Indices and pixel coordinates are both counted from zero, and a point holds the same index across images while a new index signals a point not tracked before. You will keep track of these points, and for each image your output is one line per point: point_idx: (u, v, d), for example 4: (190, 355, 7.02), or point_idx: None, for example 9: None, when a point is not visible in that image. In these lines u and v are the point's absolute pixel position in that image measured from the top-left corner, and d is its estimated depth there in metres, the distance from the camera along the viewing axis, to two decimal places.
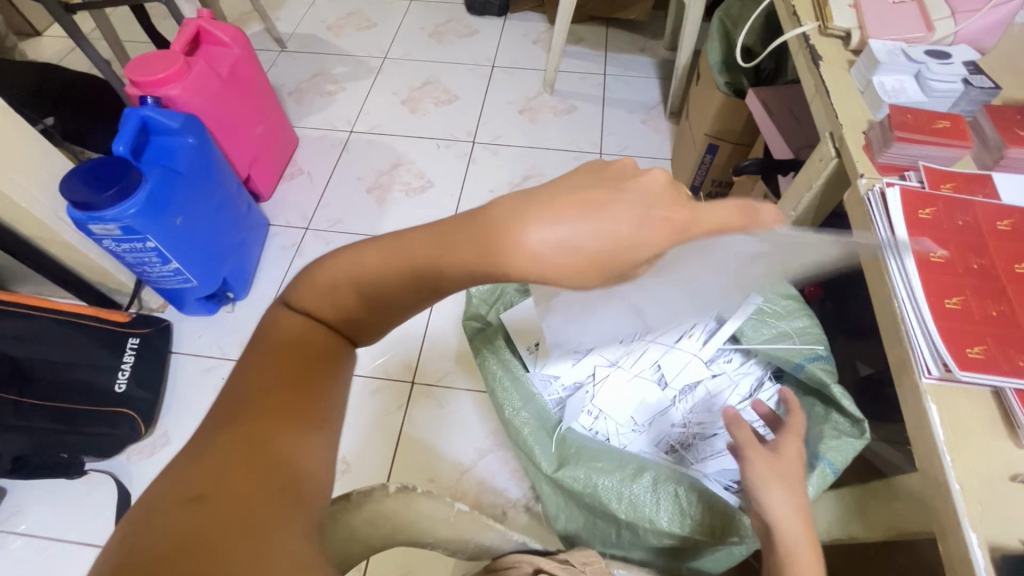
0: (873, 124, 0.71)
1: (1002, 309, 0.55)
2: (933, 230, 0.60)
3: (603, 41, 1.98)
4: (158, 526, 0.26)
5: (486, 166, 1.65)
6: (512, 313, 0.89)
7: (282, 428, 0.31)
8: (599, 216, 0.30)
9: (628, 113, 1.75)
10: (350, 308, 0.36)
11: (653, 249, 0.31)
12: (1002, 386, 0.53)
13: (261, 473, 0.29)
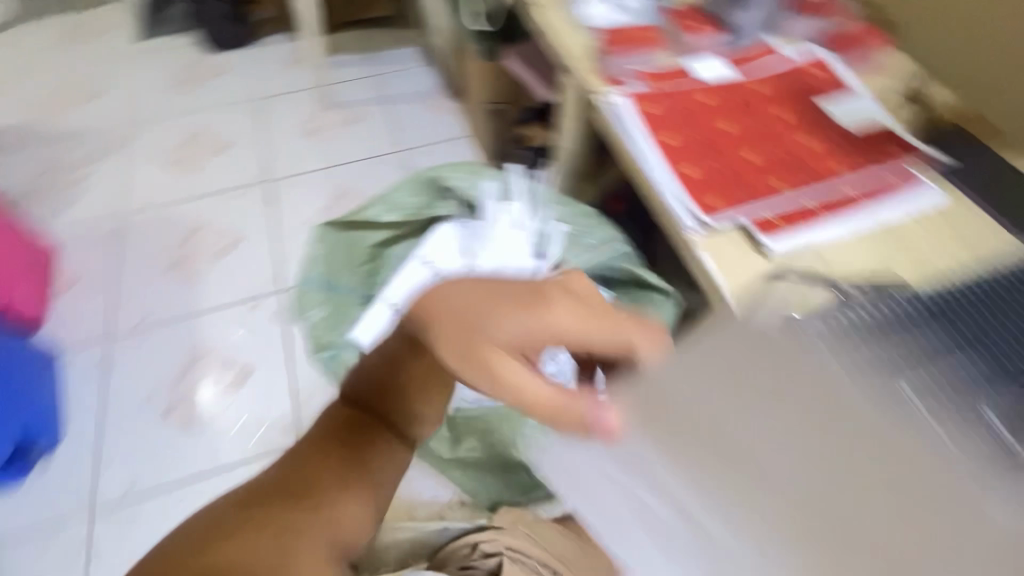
0: (590, 50, 0.82)
1: (722, 161, 0.67)
2: (655, 119, 0.72)
3: (365, 43, 1.95)
4: (231, 515, 0.42)
5: (292, 200, 1.56)
6: (338, 274, 0.85)
7: (329, 478, 0.45)
8: (513, 303, 0.43)
9: (415, 105, 1.77)
10: (380, 390, 0.49)
11: (497, 322, 0.41)
12: (742, 219, 0.61)
13: (303, 511, 0.43)
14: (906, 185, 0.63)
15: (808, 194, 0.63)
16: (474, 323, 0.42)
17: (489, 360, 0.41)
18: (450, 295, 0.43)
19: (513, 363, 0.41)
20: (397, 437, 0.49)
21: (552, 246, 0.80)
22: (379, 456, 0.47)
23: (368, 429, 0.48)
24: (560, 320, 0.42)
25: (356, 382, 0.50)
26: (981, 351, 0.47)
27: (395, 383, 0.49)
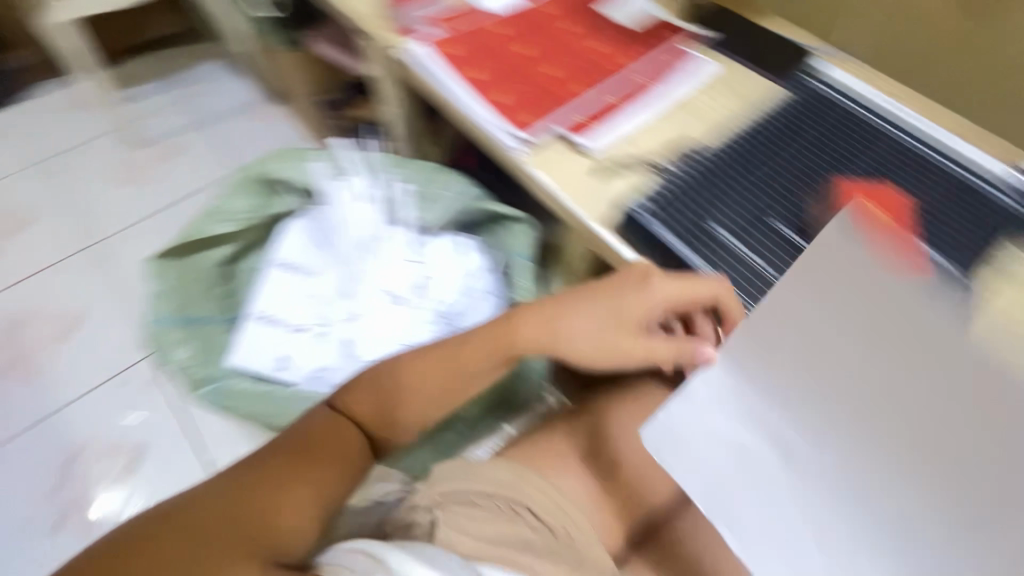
0: (378, 7, 0.81)
1: (527, 83, 0.71)
2: (457, 59, 0.73)
3: (141, 54, 1.64)
4: (180, 515, 0.40)
5: (111, 254, 1.30)
6: (192, 306, 0.80)
7: (296, 479, 0.47)
8: (610, 297, 0.52)
9: (225, 108, 1.54)
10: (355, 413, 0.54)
11: (640, 294, 0.51)
12: (557, 129, 0.66)
13: (262, 510, 0.43)
14: (684, 62, 0.71)
15: (607, 92, 0.69)
16: (624, 314, 0.51)
17: (620, 344, 0.51)
18: (577, 317, 0.53)
19: (637, 339, 0.51)
20: (343, 446, 0.52)
21: (404, 209, 0.81)
22: (336, 468, 0.50)
23: (353, 437, 0.53)
24: (658, 287, 0.50)
25: (354, 395, 0.55)
26: (764, 178, 0.58)
27: (395, 391, 0.55)
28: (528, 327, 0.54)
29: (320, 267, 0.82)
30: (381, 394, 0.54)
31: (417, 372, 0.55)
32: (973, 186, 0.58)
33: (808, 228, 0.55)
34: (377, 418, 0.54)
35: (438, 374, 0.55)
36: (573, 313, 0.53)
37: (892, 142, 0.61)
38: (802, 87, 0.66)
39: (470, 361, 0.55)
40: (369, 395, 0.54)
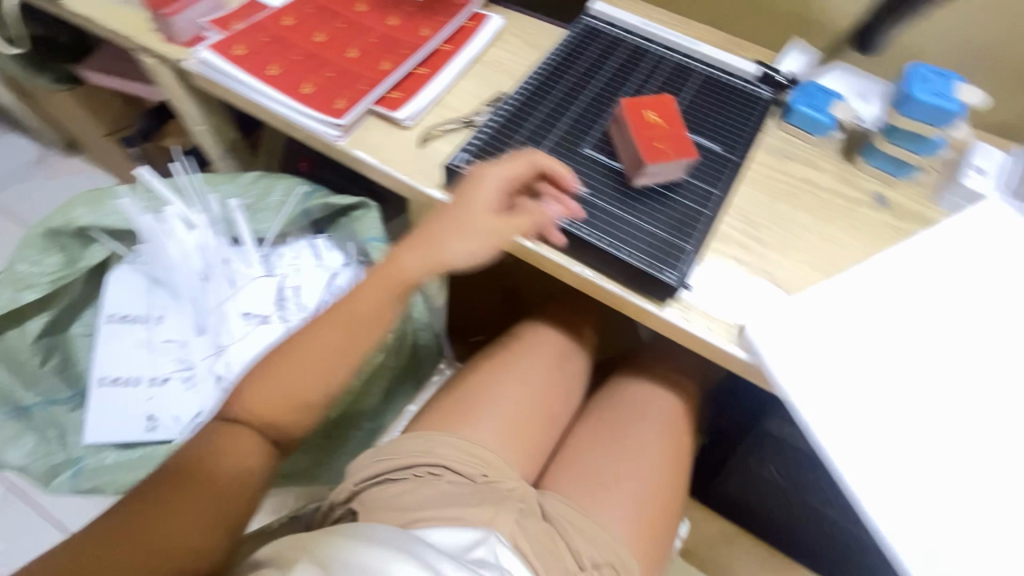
0: (151, 19, 0.75)
1: (332, 68, 0.70)
2: (253, 57, 0.70)
3: None
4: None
5: None
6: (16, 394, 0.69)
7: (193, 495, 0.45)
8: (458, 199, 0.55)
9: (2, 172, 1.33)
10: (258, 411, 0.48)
11: (483, 184, 0.54)
12: (370, 107, 0.67)
13: (150, 533, 0.42)
14: (478, 24, 0.76)
15: (413, 63, 0.71)
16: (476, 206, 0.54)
17: (487, 233, 0.54)
18: (438, 230, 0.54)
19: (499, 223, 0.54)
20: (232, 464, 0.47)
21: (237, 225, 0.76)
22: (235, 479, 0.47)
23: (251, 443, 0.48)
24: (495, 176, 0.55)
25: (251, 390, 0.49)
26: (565, 112, 0.65)
27: (286, 375, 0.49)
28: (412, 261, 0.54)
29: (168, 310, 0.76)
30: (280, 382, 0.49)
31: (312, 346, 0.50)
32: (733, 86, 0.69)
33: (609, 146, 0.62)
34: (285, 412, 0.49)
35: (337, 337, 0.51)
36: (448, 226, 0.54)
37: (661, 59, 0.71)
38: (580, 24, 0.73)
39: (368, 315, 0.52)
40: (273, 386, 0.49)
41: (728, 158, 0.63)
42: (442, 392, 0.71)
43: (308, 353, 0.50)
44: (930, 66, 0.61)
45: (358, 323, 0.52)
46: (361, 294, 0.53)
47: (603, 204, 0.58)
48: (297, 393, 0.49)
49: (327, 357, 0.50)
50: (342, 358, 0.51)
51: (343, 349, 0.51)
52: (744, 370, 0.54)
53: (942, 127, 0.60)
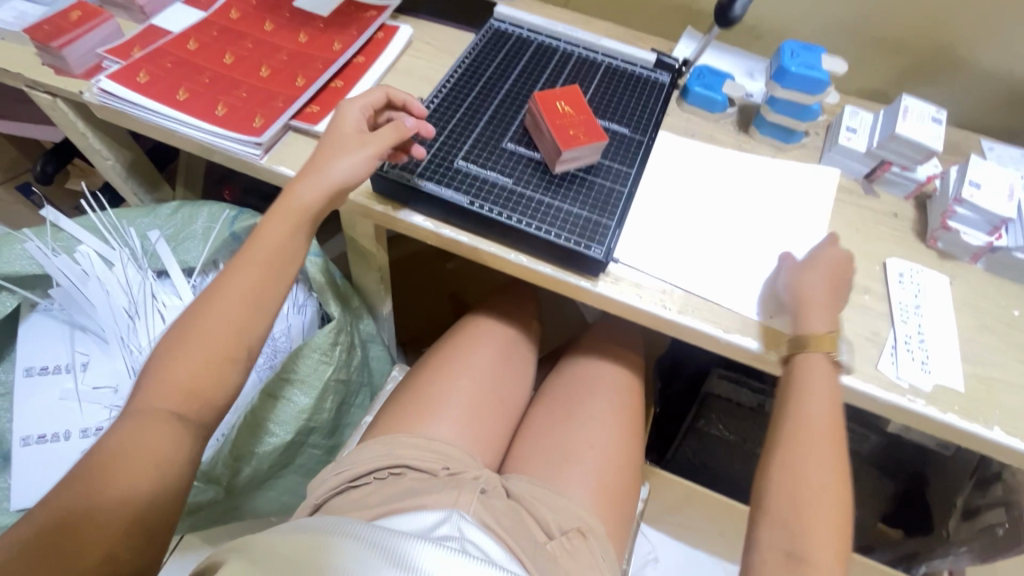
0: (39, 52, 0.71)
1: (245, 87, 0.70)
2: (158, 83, 0.68)
3: None
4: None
5: None
6: None
7: (94, 511, 0.39)
8: (328, 133, 0.58)
9: None
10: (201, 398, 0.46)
11: (342, 113, 0.58)
12: (290, 123, 0.67)
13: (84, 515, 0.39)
14: (389, 36, 0.78)
15: (328, 77, 0.72)
16: (344, 132, 0.57)
17: (362, 148, 0.56)
18: (319, 161, 0.56)
19: (369, 137, 0.57)
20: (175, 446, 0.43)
21: (162, 258, 0.73)
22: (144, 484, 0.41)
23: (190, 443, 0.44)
24: (350, 105, 0.59)
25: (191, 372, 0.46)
26: (482, 112, 0.67)
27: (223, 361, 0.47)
28: (307, 184, 0.55)
29: (96, 356, 0.72)
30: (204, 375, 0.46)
31: (202, 329, 0.47)
32: (640, 76, 0.75)
33: (528, 139, 0.65)
34: (205, 393, 0.46)
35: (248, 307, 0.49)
36: (331, 148, 0.56)
37: (567, 54, 0.75)
38: (488, 28, 0.77)
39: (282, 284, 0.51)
40: (163, 380, 0.45)
41: (639, 139, 0.68)
42: (396, 396, 0.71)
43: (221, 327, 0.47)
44: (796, 41, 0.69)
45: (245, 297, 0.49)
46: (246, 269, 0.50)
47: (527, 192, 0.61)
48: (193, 378, 0.45)
49: (219, 340, 0.47)
50: (238, 338, 0.48)
51: (234, 325, 0.48)
52: (675, 330, 0.59)
53: (817, 94, 0.68)
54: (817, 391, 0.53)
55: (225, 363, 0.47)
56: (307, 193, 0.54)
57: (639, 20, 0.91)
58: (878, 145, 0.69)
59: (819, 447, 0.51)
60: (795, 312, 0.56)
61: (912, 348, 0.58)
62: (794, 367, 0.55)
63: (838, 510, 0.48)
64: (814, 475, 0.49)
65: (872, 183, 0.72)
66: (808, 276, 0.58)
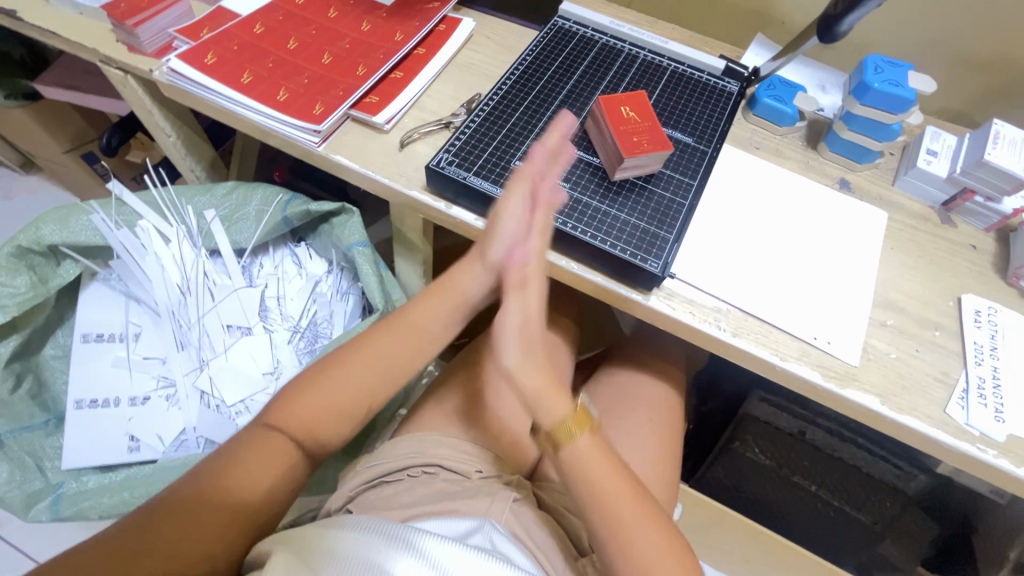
0: (114, 29, 0.73)
1: (307, 74, 0.70)
2: (224, 65, 0.69)
3: None
4: (119, 536, 0.43)
5: None
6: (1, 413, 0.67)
7: (203, 501, 0.45)
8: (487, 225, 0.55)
9: None
10: (316, 428, 0.52)
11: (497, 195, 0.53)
12: (350, 113, 0.67)
13: (194, 507, 0.45)
14: (451, 30, 0.77)
15: (389, 66, 0.72)
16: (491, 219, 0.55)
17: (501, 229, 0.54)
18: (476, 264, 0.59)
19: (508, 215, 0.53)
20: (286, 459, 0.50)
21: (216, 237, 0.74)
22: (251, 487, 0.47)
23: (284, 449, 0.50)
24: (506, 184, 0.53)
25: (316, 398, 0.53)
26: (542, 112, 0.66)
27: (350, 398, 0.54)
28: (465, 276, 0.60)
29: (148, 327, 0.75)
30: (326, 393, 0.54)
31: (329, 385, 0.54)
32: (707, 83, 0.72)
33: (588, 143, 0.63)
34: (325, 414, 0.53)
35: (392, 346, 0.58)
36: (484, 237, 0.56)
37: (632, 56, 0.73)
38: (552, 25, 0.75)
39: (422, 331, 0.59)
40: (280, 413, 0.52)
41: (702, 150, 0.65)
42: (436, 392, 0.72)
43: (358, 364, 0.56)
44: (881, 55, 0.65)
45: (381, 369, 0.56)
46: (380, 347, 0.57)
47: (585, 199, 0.59)
48: (305, 431, 0.52)
49: (343, 408, 0.54)
50: (355, 408, 0.55)
51: (358, 391, 0.55)
52: (728, 352, 0.57)
53: (899, 114, 0.64)
54: (599, 472, 0.52)
55: (339, 426, 0.54)
56: (468, 285, 0.60)
57: (706, 22, 0.88)
58: (962, 172, 0.64)
59: (627, 507, 0.51)
60: (530, 411, 0.51)
61: (986, 394, 0.54)
62: (570, 467, 0.52)
63: (671, 546, 0.52)
64: (642, 540, 0.51)
65: (949, 212, 0.68)
66: (515, 359, 0.49)
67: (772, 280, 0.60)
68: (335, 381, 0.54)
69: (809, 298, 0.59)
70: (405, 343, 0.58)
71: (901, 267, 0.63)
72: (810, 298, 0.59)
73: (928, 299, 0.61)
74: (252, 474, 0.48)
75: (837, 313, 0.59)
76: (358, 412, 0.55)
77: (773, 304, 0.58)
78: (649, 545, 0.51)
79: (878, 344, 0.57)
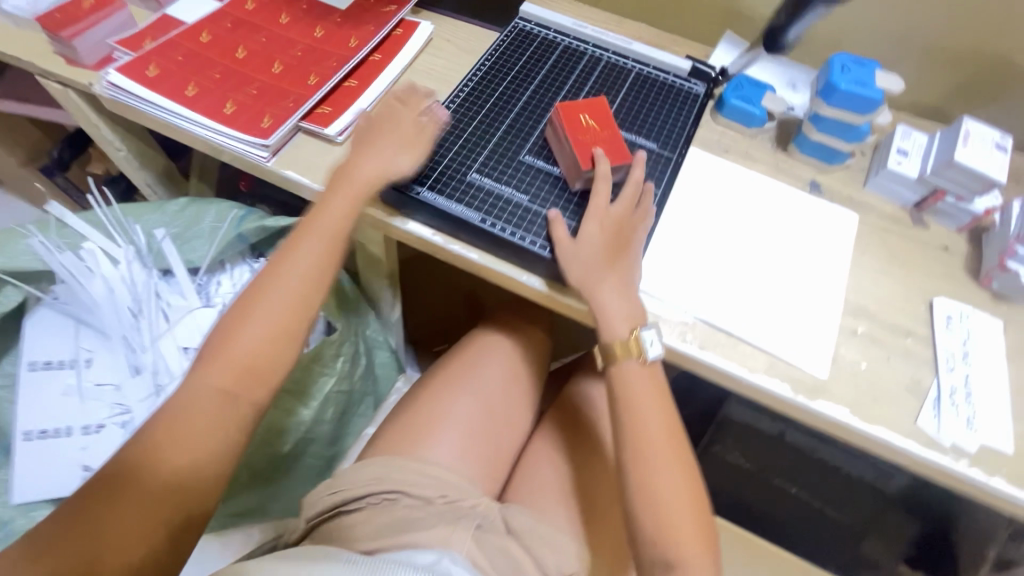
0: (51, 42, 0.69)
1: (256, 84, 0.67)
2: (167, 78, 0.66)
3: None
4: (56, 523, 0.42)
5: None
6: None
7: (138, 484, 0.44)
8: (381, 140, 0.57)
9: None
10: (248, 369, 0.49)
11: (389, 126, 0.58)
12: (301, 125, 0.64)
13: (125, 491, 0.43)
14: (408, 35, 0.74)
15: (342, 75, 0.69)
16: (388, 132, 0.58)
17: (398, 143, 0.57)
18: (363, 156, 0.56)
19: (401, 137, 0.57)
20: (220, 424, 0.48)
21: (167, 257, 0.71)
22: (185, 463, 0.46)
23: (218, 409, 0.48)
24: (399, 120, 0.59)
25: (241, 330, 0.50)
26: (501, 119, 0.63)
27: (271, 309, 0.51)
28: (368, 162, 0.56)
29: (99, 352, 0.71)
30: (252, 317, 0.51)
31: (256, 313, 0.51)
32: (673, 84, 0.69)
33: (547, 151, 0.61)
34: (261, 353, 0.50)
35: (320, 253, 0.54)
36: (367, 146, 0.57)
37: (595, 58, 0.70)
38: (512, 27, 0.72)
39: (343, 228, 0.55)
40: (211, 364, 0.49)
41: (667, 156, 0.63)
42: (409, 410, 0.70)
43: (282, 286, 0.52)
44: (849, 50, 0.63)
45: (305, 281, 0.53)
46: (302, 252, 0.54)
47: (544, 212, 0.56)
48: (241, 372, 0.49)
49: (276, 323, 0.51)
50: (294, 325, 0.52)
51: (289, 305, 0.52)
52: (696, 367, 0.55)
53: (867, 115, 0.62)
54: (641, 398, 0.49)
55: (277, 346, 0.51)
56: (368, 164, 0.56)
57: (674, 22, 0.86)
58: (932, 173, 0.63)
59: (665, 467, 0.47)
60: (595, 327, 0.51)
61: (957, 402, 0.53)
62: (614, 386, 0.50)
63: (692, 501, 0.46)
64: (663, 486, 0.46)
65: (921, 212, 0.66)
66: (572, 249, 0.51)
67: (738, 290, 0.58)
68: (263, 303, 0.52)
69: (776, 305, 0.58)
70: (327, 251, 0.54)
71: (871, 271, 0.62)
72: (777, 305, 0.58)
73: (899, 304, 0.59)
74: (187, 447, 0.46)
75: (804, 320, 0.57)
76: (300, 334, 0.53)
77: (741, 313, 0.57)
78: (669, 485, 0.46)
79: (848, 354, 0.56)
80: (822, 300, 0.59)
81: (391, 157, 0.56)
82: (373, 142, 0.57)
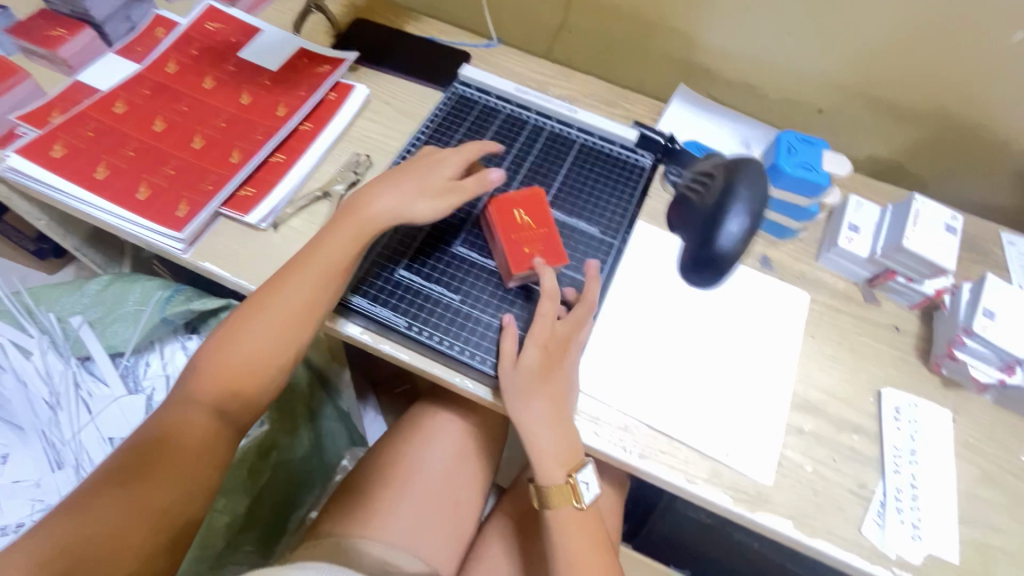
0: None
1: (174, 163, 0.62)
2: (75, 157, 0.61)
3: None
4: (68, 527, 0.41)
5: None
6: None
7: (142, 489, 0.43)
8: (408, 175, 0.55)
9: None
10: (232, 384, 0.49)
11: (424, 164, 0.56)
12: (221, 211, 0.60)
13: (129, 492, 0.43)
14: (342, 99, 0.70)
15: (269, 149, 0.65)
16: (411, 170, 0.55)
17: (422, 180, 0.54)
18: (382, 190, 0.54)
19: (423, 173, 0.55)
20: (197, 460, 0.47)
21: (86, 344, 0.68)
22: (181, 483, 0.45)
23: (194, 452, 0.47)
24: (431, 156, 0.57)
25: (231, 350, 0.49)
26: None
27: (251, 333, 0.49)
28: (386, 193, 0.54)
29: (16, 448, 0.64)
30: (236, 341, 0.49)
31: (246, 338, 0.49)
32: (619, 156, 0.67)
33: (481, 242, 0.57)
34: None
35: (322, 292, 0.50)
36: (393, 176, 0.55)
37: (539, 127, 0.67)
38: (452, 93, 0.68)
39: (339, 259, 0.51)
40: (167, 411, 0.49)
41: (609, 242, 0.61)
42: (358, 499, 0.68)
43: (270, 312, 0.50)
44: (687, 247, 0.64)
45: (290, 316, 0.50)
46: (294, 287, 0.50)
47: (476, 314, 0.53)
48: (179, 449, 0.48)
49: (244, 370, 0.49)
50: (234, 410, 0.49)
51: (240, 377, 0.48)
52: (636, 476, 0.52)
53: (813, 196, 0.61)
54: (576, 547, 0.51)
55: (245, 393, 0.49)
56: (381, 201, 0.53)
57: (628, 73, 0.83)
58: (882, 254, 0.61)
59: None
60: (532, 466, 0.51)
61: (903, 507, 0.52)
62: (550, 527, 0.52)
63: None
64: None
65: (873, 288, 0.65)
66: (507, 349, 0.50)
67: (681, 386, 0.56)
68: (243, 336, 0.49)
69: (720, 399, 0.56)
70: (325, 283, 0.50)
71: (818, 357, 0.60)
72: (721, 399, 0.56)
73: (847, 396, 0.58)
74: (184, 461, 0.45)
75: (746, 415, 0.55)
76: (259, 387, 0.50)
77: (684, 412, 0.54)
78: None
79: (793, 455, 0.54)
80: (765, 393, 0.57)
81: (411, 194, 0.54)
82: (399, 180, 0.55)
